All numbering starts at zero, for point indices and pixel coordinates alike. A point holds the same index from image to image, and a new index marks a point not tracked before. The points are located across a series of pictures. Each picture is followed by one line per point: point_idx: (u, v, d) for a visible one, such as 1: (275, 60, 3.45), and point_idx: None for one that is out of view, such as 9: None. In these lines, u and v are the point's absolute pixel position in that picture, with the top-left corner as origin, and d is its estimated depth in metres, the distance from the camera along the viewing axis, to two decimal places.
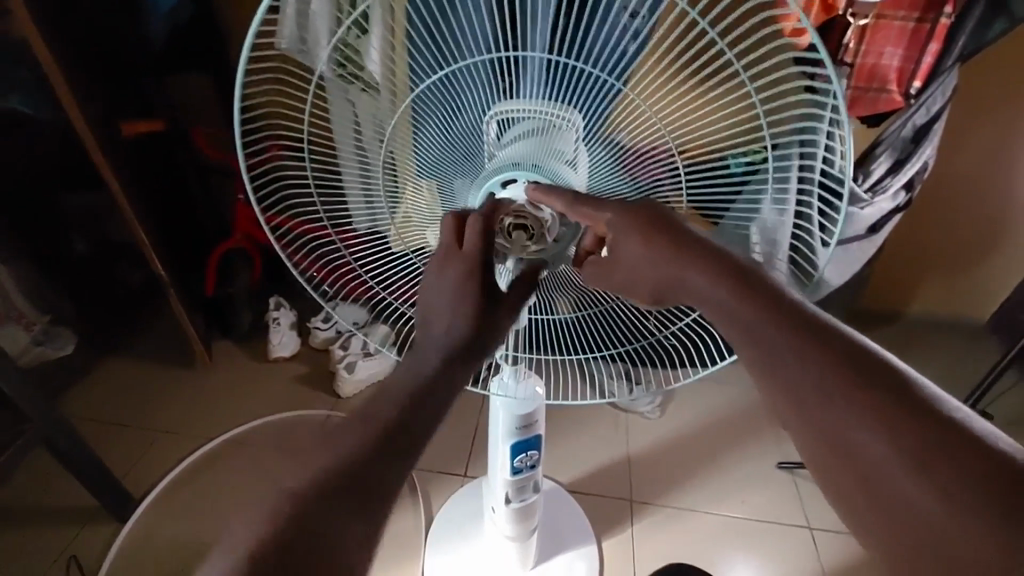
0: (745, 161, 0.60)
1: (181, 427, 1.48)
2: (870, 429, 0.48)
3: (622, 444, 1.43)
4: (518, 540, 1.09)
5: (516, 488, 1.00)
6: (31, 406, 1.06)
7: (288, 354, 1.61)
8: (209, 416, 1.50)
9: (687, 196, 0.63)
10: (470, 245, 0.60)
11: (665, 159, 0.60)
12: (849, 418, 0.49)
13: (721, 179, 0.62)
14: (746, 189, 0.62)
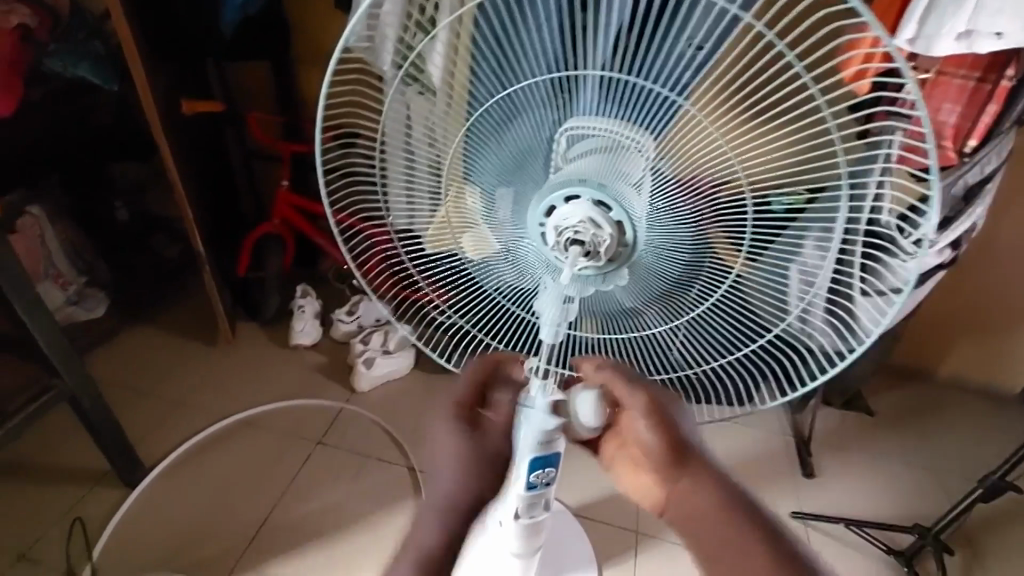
0: (790, 203, 0.59)
1: (196, 401, 1.49)
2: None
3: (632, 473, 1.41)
4: (523, 558, 1.08)
5: (527, 503, 0.98)
6: (63, 359, 1.09)
7: (308, 342, 1.63)
8: (226, 393, 1.52)
9: (732, 234, 0.62)
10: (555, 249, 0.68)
11: (712, 191, 0.60)
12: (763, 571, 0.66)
13: (765, 219, 0.61)
14: (788, 230, 0.61)
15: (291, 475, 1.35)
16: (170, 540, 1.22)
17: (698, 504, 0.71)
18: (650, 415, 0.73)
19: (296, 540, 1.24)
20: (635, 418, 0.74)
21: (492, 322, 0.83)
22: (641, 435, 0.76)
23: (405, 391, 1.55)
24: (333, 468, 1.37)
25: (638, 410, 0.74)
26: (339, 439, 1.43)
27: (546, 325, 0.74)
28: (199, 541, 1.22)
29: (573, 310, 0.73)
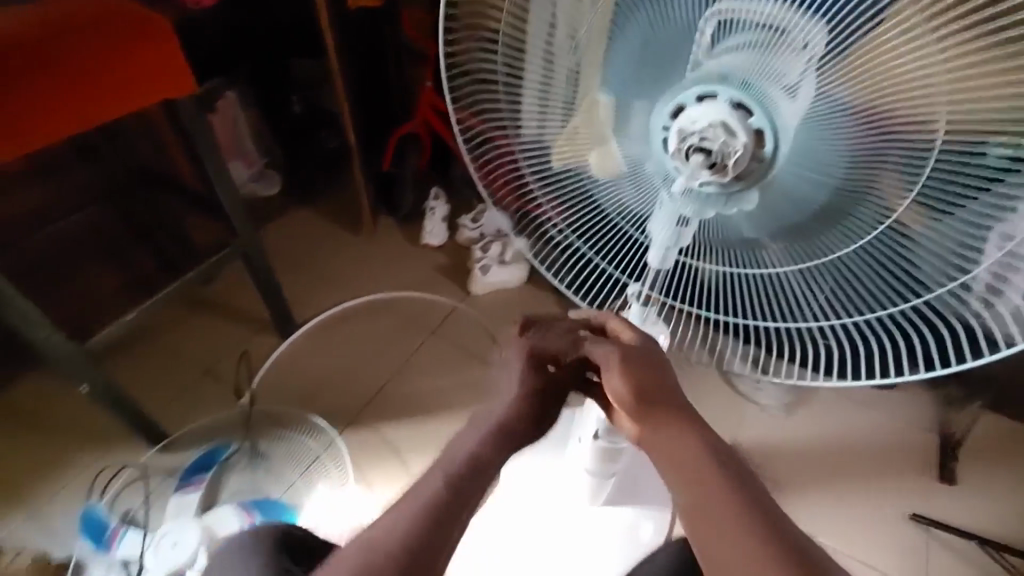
0: (1014, 152, 0.46)
1: (338, 279, 1.70)
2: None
3: (732, 428, 1.33)
4: (596, 477, 1.10)
5: (607, 428, 1.00)
6: (241, 223, 1.29)
7: (435, 243, 1.76)
8: (363, 276, 1.71)
9: (912, 179, 0.51)
10: (675, 154, 0.60)
11: (896, 120, 0.49)
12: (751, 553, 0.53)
13: (968, 169, 0.48)
14: (1000, 187, 0.48)
15: (405, 355, 1.51)
16: (305, 384, 1.45)
17: (682, 454, 0.61)
18: (619, 369, 0.64)
19: (402, 411, 1.41)
20: (607, 375, 0.65)
21: (605, 242, 0.79)
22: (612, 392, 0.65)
23: (516, 303, 1.64)
24: (440, 358, 1.51)
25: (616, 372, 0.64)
26: (449, 334, 1.56)
27: (655, 247, 0.68)
28: (328, 392, 1.44)
29: (688, 235, 0.66)
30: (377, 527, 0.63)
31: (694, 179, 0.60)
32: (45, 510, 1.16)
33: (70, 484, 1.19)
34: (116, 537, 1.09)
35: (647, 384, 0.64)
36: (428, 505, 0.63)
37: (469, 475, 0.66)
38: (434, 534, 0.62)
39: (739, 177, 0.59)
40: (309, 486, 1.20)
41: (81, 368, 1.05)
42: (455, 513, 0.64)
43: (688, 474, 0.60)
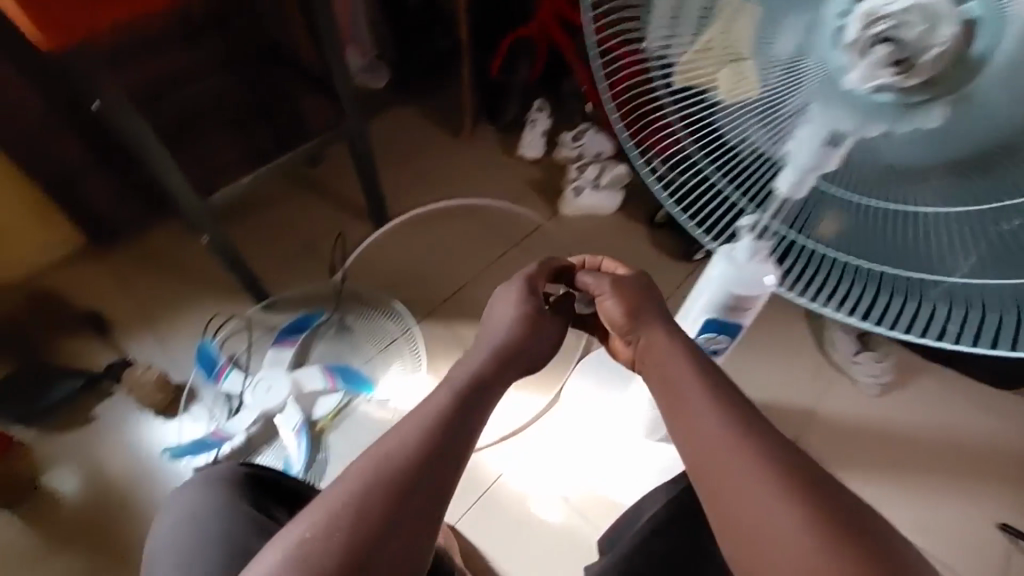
0: None
1: (431, 179, 1.71)
2: (738, 455, 0.61)
3: (814, 395, 1.25)
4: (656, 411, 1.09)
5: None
6: (350, 107, 1.31)
7: (532, 156, 1.73)
8: (455, 181, 1.71)
9: None
10: (856, 47, 0.49)
11: None
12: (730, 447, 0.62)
13: None
14: None
15: (486, 261, 1.54)
16: (390, 274, 1.51)
17: (700, 402, 0.67)
18: (616, 293, 0.79)
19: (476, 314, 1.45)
20: (602, 298, 0.79)
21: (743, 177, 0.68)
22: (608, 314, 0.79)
23: (605, 229, 1.59)
24: (520, 270, 1.52)
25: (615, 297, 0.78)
26: (533, 248, 1.56)
27: (790, 167, 0.57)
28: (409, 285, 1.49)
29: (836, 158, 0.55)
30: (381, 443, 0.65)
31: (875, 79, 0.49)
32: (168, 339, 1.34)
33: (189, 321, 1.37)
34: (222, 374, 1.23)
35: (640, 305, 0.78)
36: (446, 417, 0.67)
37: (472, 389, 0.72)
38: (439, 446, 0.65)
39: (926, 79, 0.48)
40: (384, 365, 1.29)
41: (204, 220, 1.16)
42: (457, 428, 0.67)
43: (665, 370, 0.72)
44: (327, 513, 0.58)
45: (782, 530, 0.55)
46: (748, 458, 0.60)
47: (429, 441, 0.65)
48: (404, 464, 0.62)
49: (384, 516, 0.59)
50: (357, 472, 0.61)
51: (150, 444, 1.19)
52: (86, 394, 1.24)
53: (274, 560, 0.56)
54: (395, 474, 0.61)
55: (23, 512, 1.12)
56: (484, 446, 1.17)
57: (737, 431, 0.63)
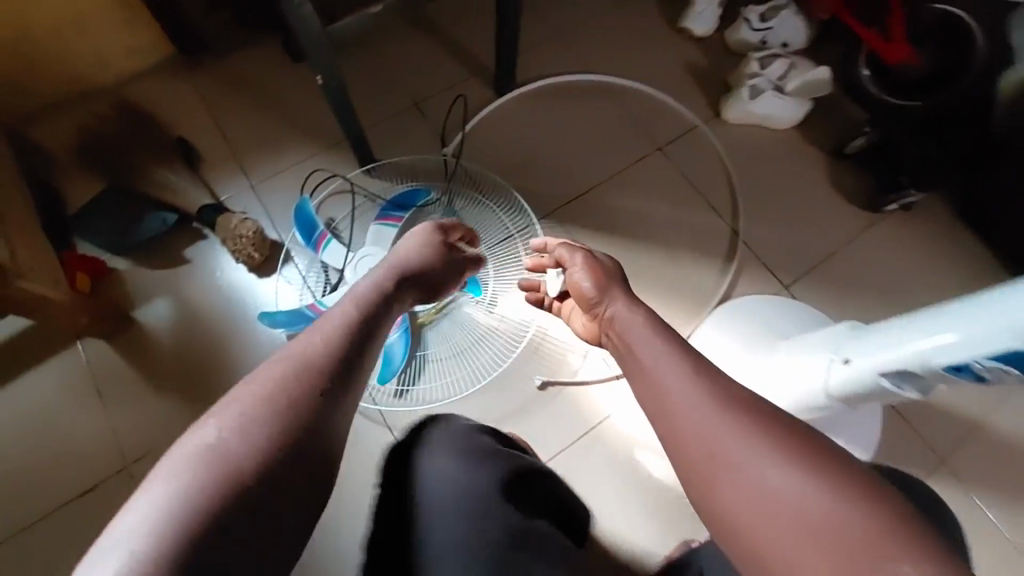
0: None
1: (570, 39, 1.36)
2: (693, 403, 0.57)
3: (987, 404, 1.06)
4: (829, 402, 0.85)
5: (910, 372, 0.72)
6: None
7: (699, 33, 1.38)
8: (601, 47, 1.36)
9: None
10: None
11: None
12: (680, 386, 0.60)
13: None
14: None
15: (624, 162, 1.26)
16: (510, 154, 1.26)
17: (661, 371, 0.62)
18: (587, 266, 0.85)
19: (604, 224, 1.19)
20: (574, 270, 0.86)
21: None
22: (579, 285, 0.84)
23: (775, 149, 1.28)
24: (663, 180, 1.25)
25: (589, 273, 0.83)
26: (680, 156, 1.27)
27: None
28: (531, 171, 1.24)
29: None
30: (293, 343, 0.54)
31: None
32: (262, 188, 1.20)
33: (284, 170, 1.22)
34: (321, 244, 1.08)
35: (605, 276, 0.83)
36: (355, 321, 0.59)
37: (377, 299, 0.64)
38: (356, 342, 0.56)
39: None
40: (495, 262, 1.10)
41: (321, 56, 0.93)
42: (371, 330, 0.59)
43: (627, 339, 0.71)
44: (243, 408, 0.47)
45: (783, 492, 0.48)
46: (706, 404, 0.56)
47: (345, 337, 0.56)
48: (326, 355, 0.53)
49: (313, 404, 0.49)
50: (267, 375, 0.50)
51: (244, 301, 1.12)
52: (178, 233, 1.15)
53: (180, 470, 0.43)
54: (315, 368, 0.51)
55: (120, 344, 1.08)
56: (594, 380, 1.07)
57: (688, 370, 0.61)
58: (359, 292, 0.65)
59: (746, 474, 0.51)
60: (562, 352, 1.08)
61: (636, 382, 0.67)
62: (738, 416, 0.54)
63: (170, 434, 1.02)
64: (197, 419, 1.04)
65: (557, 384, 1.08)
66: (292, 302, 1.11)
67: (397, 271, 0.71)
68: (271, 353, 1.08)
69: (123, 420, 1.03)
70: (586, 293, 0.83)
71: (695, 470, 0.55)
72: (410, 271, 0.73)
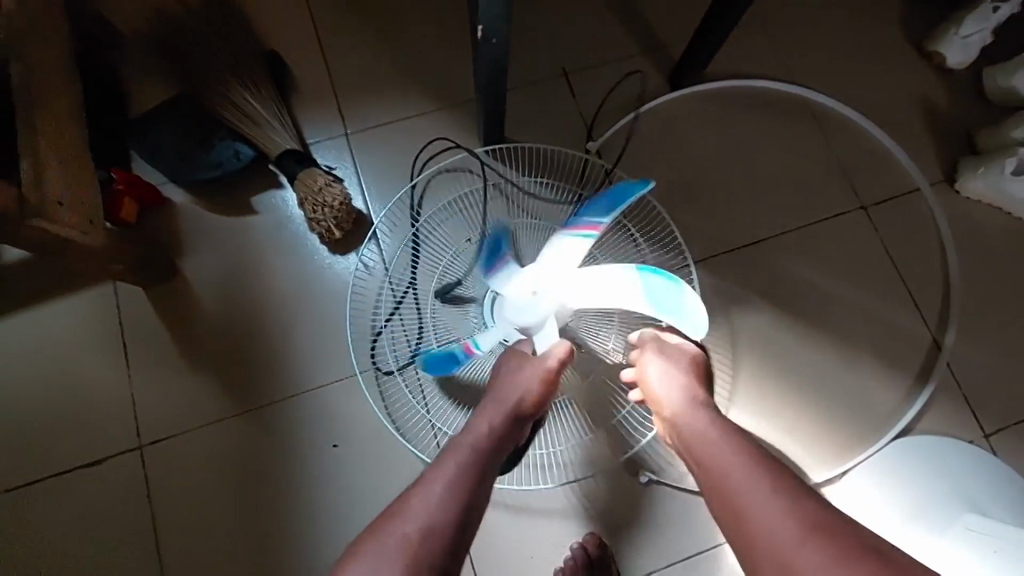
0: None
1: (779, 34, 1.04)
2: (746, 488, 0.53)
3: None
4: None
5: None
6: None
7: (953, 64, 1.03)
8: (816, 53, 1.04)
9: None
10: None
11: None
12: (758, 496, 0.52)
13: None
14: None
15: (812, 212, 0.96)
16: (667, 169, 0.98)
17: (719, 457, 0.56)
18: (656, 362, 0.66)
19: (767, 291, 0.92)
20: (644, 366, 0.67)
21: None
22: (649, 385, 0.66)
23: (1014, 243, 0.96)
24: (858, 250, 0.95)
25: (663, 365, 0.66)
26: (889, 223, 0.96)
27: None
28: (688, 198, 0.96)
29: None
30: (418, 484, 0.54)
31: None
32: (357, 142, 0.96)
33: (387, 125, 0.97)
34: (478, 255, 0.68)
35: (681, 378, 0.65)
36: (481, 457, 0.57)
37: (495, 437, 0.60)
38: (468, 512, 0.53)
39: None
40: None
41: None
42: (480, 490, 0.55)
43: (704, 464, 0.57)
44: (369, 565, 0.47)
45: None
46: (783, 520, 0.50)
47: (461, 504, 0.53)
48: (439, 529, 0.50)
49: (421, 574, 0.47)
50: (389, 519, 0.51)
51: (311, 280, 0.91)
52: (251, 173, 0.94)
53: None
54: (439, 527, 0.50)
55: (157, 295, 0.89)
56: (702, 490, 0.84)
57: (752, 462, 0.55)
58: (462, 437, 0.60)
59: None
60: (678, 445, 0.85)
61: (714, 501, 0.55)
62: (823, 543, 0.47)
63: (195, 421, 0.84)
64: (227, 410, 0.85)
65: (665, 486, 0.85)
66: (365, 299, 0.90)
67: (507, 409, 0.63)
68: (330, 353, 0.88)
69: (144, 389, 0.85)
70: (660, 397, 0.64)
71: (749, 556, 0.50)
72: (518, 408, 0.63)
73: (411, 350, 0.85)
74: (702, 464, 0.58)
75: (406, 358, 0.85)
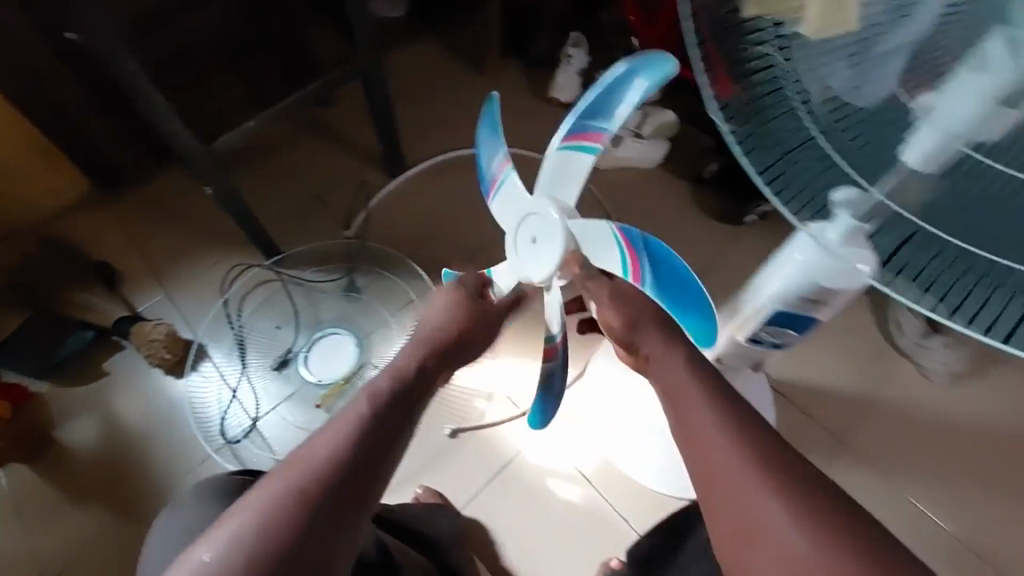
0: None
1: (455, 125, 1.54)
2: (727, 448, 0.52)
3: (870, 383, 1.14)
4: None
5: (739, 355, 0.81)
6: (364, 37, 1.12)
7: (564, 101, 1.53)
8: (484, 126, 1.54)
9: None
10: None
11: None
12: (717, 445, 0.53)
13: None
14: None
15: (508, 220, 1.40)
16: (409, 229, 1.38)
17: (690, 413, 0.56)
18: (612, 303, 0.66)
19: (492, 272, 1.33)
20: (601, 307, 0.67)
21: (950, 280, 0.47)
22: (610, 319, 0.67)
23: (645, 185, 1.42)
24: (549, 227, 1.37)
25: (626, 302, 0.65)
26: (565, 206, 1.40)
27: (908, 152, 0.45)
28: (430, 242, 1.37)
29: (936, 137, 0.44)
30: (310, 438, 0.57)
31: None
32: (179, 296, 1.29)
33: (200, 275, 1.31)
34: (495, 187, 0.73)
35: (641, 315, 0.64)
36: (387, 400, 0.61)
37: (401, 387, 0.64)
38: (364, 443, 0.57)
39: None
40: (401, 333, 1.20)
41: (206, 170, 1.03)
42: (378, 439, 0.58)
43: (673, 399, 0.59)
44: (248, 507, 0.51)
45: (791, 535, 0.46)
46: (741, 464, 0.51)
47: (364, 439, 0.57)
48: (338, 454, 0.55)
49: (313, 507, 0.52)
50: (283, 466, 0.54)
51: (165, 399, 1.18)
52: (100, 348, 1.21)
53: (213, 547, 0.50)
54: (330, 468, 0.54)
55: (44, 466, 1.13)
56: (499, 420, 1.11)
57: (733, 417, 0.54)
58: (379, 379, 0.64)
59: (756, 516, 0.48)
60: (468, 398, 1.13)
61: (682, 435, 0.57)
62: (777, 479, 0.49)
63: (97, 540, 1.07)
64: (122, 521, 1.08)
65: (464, 430, 1.11)
66: (205, 397, 1.17)
67: (425, 349, 0.68)
68: (193, 446, 1.14)
69: (51, 534, 1.07)
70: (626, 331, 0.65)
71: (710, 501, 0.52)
72: (434, 342, 0.69)
73: (251, 418, 1.14)
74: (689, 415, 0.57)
75: (247, 425, 1.14)
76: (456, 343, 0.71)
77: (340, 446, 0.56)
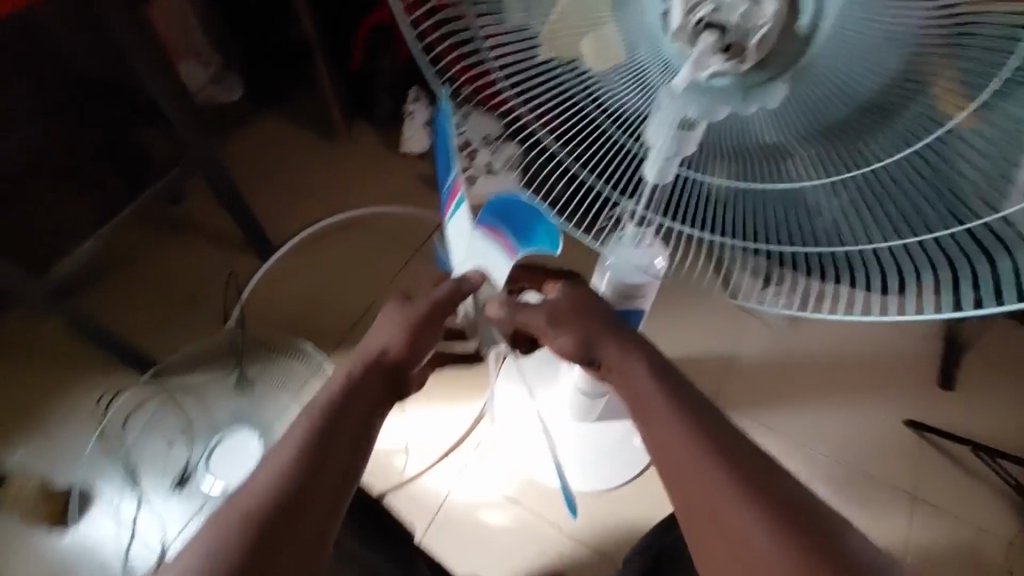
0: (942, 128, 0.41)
1: (317, 195, 1.56)
2: (696, 452, 0.53)
3: (729, 342, 1.31)
4: (587, 396, 1.08)
5: None
6: (188, 133, 1.13)
7: (419, 150, 1.57)
8: (345, 189, 1.57)
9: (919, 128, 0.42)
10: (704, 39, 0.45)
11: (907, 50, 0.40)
12: (692, 462, 0.53)
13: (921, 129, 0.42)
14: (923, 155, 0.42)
15: (388, 276, 1.43)
16: (292, 307, 1.38)
17: (656, 428, 0.57)
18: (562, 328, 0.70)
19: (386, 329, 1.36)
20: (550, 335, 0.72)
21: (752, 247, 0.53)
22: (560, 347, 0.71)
23: None
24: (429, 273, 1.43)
25: (574, 323, 0.69)
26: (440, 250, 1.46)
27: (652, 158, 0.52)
28: (315, 315, 1.37)
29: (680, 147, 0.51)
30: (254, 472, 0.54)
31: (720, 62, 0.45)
32: (49, 441, 1.20)
33: (71, 413, 1.22)
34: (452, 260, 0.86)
35: (595, 328, 0.69)
36: (330, 418, 0.59)
37: (346, 406, 0.60)
38: (310, 474, 0.53)
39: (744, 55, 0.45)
40: (298, 414, 1.16)
41: (41, 301, 0.98)
42: (326, 462, 0.55)
43: (642, 402, 0.61)
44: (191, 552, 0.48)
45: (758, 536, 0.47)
46: (722, 471, 0.51)
47: (310, 463, 0.54)
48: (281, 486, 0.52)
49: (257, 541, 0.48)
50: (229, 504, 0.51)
51: (68, 554, 1.12)
52: None
53: None
54: (277, 496, 0.51)
55: None
56: (420, 470, 1.13)
57: (691, 422, 0.56)
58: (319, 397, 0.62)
59: (729, 521, 0.49)
60: (387, 459, 1.14)
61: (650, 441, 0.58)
62: (752, 487, 0.50)
63: None
64: None
65: (388, 490, 1.12)
66: (106, 541, 1.11)
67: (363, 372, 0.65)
68: None
69: None
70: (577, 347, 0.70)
71: (690, 508, 0.52)
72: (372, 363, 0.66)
73: (155, 547, 1.07)
74: (662, 423, 0.57)
75: (155, 553, 1.06)
76: (404, 362, 0.68)
77: (283, 474, 0.52)
